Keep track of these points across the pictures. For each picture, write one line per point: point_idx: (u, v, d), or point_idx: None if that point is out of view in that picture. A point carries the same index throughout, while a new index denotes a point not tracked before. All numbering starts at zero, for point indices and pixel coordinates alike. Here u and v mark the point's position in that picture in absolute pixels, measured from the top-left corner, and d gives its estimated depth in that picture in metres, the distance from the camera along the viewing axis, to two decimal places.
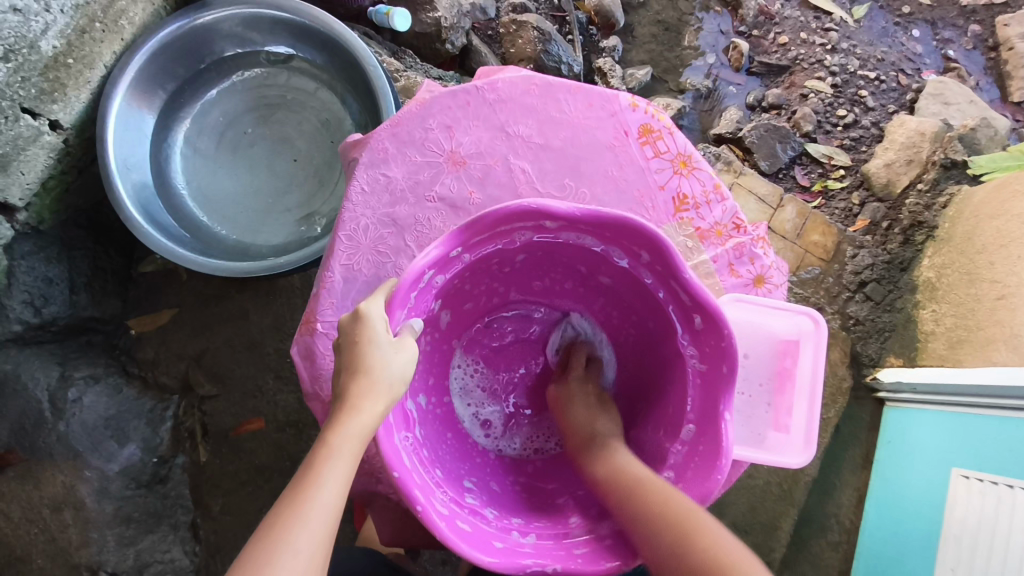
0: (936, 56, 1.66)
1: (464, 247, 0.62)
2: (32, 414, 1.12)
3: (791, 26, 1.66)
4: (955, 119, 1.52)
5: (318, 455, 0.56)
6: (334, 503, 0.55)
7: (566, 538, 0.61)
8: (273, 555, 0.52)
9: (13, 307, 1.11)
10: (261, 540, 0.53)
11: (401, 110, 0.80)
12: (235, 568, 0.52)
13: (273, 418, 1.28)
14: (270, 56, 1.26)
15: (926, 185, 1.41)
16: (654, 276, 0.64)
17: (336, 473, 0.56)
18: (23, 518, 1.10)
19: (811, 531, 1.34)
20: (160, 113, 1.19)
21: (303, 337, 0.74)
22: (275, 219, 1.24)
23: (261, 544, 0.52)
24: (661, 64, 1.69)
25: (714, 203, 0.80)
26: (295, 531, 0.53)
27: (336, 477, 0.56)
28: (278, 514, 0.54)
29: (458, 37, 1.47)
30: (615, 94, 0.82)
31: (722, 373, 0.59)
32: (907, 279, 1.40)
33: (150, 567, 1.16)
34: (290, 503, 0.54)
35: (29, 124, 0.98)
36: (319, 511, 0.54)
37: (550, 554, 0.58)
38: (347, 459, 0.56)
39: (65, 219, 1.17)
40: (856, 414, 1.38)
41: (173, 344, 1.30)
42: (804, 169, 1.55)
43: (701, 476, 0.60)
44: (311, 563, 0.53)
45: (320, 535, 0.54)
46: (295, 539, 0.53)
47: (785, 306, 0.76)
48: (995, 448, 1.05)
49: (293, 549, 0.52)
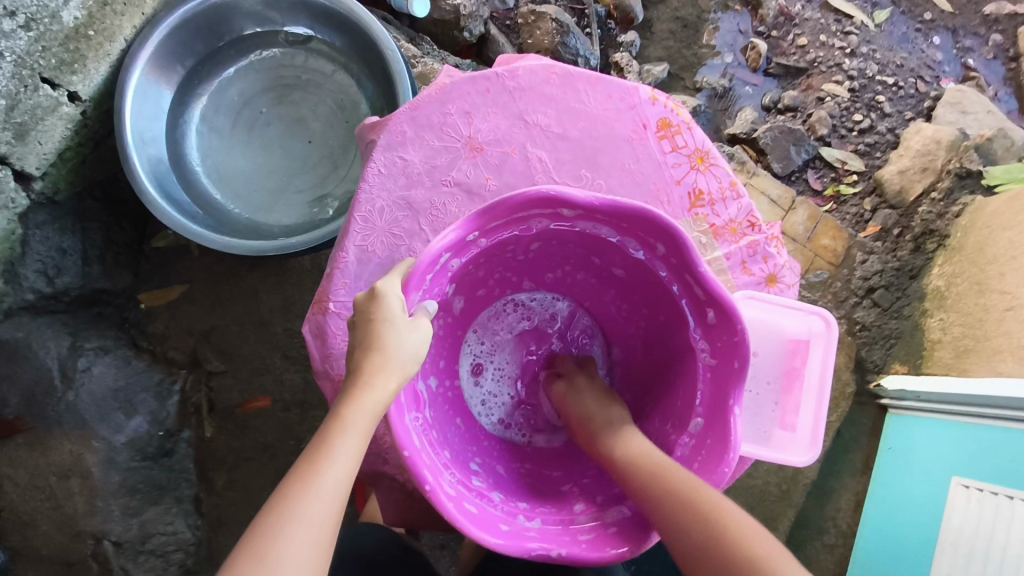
0: (955, 64, 1.65)
1: (481, 231, 0.62)
2: (41, 382, 1.13)
3: (811, 27, 1.65)
4: (972, 128, 1.51)
5: (331, 429, 0.57)
6: (346, 477, 0.56)
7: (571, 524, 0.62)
8: (286, 526, 0.52)
9: (27, 276, 1.12)
10: (274, 510, 0.53)
11: (421, 93, 0.80)
12: (247, 536, 0.53)
13: (279, 397, 1.29)
14: (289, 36, 1.26)
15: (939, 194, 1.42)
16: (668, 269, 0.64)
17: (348, 447, 0.56)
18: (30, 485, 1.11)
19: (808, 533, 1.34)
20: (177, 88, 1.19)
21: (315, 316, 0.75)
22: (288, 199, 1.24)
23: (273, 514, 0.53)
24: (678, 61, 1.68)
25: (729, 200, 0.80)
26: (306, 501, 0.53)
27: (348, 451, 0.56)
28: (291, 485, 0.54)
29: (476, 25, 1.47)
30: (636, 86, 0.82)
31: (733, 366, 0.59)
32: (916, 287, 1.40)
33: (153, 538, 1.18)
34: (303, 475, 0.55)
35: (48, 94, 0.99)
36: (331, 484, 0.55)
37: (554, 538, 0.58)
38: (360, 433, 0.57)
39: (80, 191, 1.17)
40: (858, 419, 1.38)
41: (182, 320, 1.30)
42: (817, 172, 1.54)
43: (709, 467, 0.60)
44: (321, 534, 0.53)
45: (333, 507, 0.54)
46: (306, 510, 0.53)
47: (798, 306, 0.75)
48: (995, 459, 1.05)
49: (304, 520, 0.53)
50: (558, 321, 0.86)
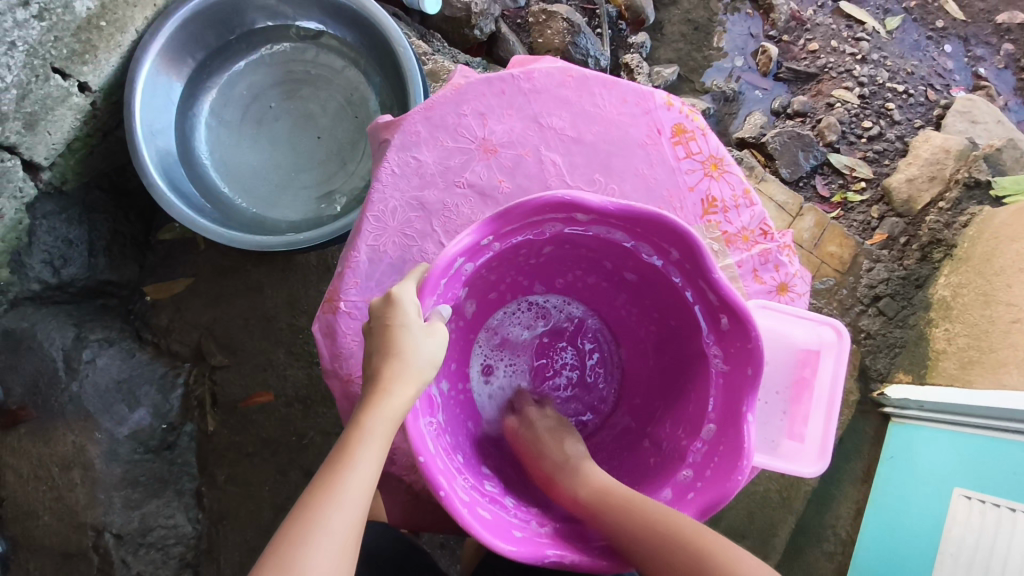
0: (966, 73, 1.64)
1: (495, 236, 0.62)
2: (45, 372, 1.13)
3: (822, 33, 1.64)
4: (981, 138, 1.51)
5: (350, 438, 0.57)
6: (366, 485, 0.57)
7: (584, 541, 0.62)
8: (308, 538, 0.53)
9: (33, 266, 1.12)
10: (296, 522, 0.54)
11: (435, 93, 0.80)
12: (271, 546, 0.54)
13: (282, 393, 1.29)
14: (300, 31, 1.26)
15: (947, 204, 1.41)
16: (682, 275, 0.64)
17: (367, 456, 0.57)
18: (32, 475, 1.12)
19: (807, 540, 1.33)
20: (187, 80, 1.19)
21: (325, 314, 0.75)
22: (294, 194, 1.24)
23: (295, 525, 0.54)
24: (688, 64, 1.67)
25: (742, 207, 0.80)
26: (327, 513, 0.54)
27: (367, 460, 0.57)
28: (311, 496, 0.55)
29: (487, 23, 1.46)
30: (651, 91, 0.82)
31: (747, 374, 0.60)
32: (921, 296, 1.39)
33: (153, 531, 1.17)
34: (323, 485, 0.55)
35: (58, 85, 0.99)
36: (351, 493, 0.55)
37: (569, 544, 0.58)
38: (379, 443, 0.57)
39: (87, 181, 1.17)
40: (861, 428, 1.37)
41: (186, 313, 1.30)
42: (825, 179, 1.54)
43: (722, 476, 0.60)
44: (343, 544, 0.54)
45: (355, 516, 0.55)
46: (328, 520, 0.54)
47: (810, 316, 0.75)
48: (1000, 471, 1.05)
49: (325, 530, 0.54)
50: (572, 322, 0.86)
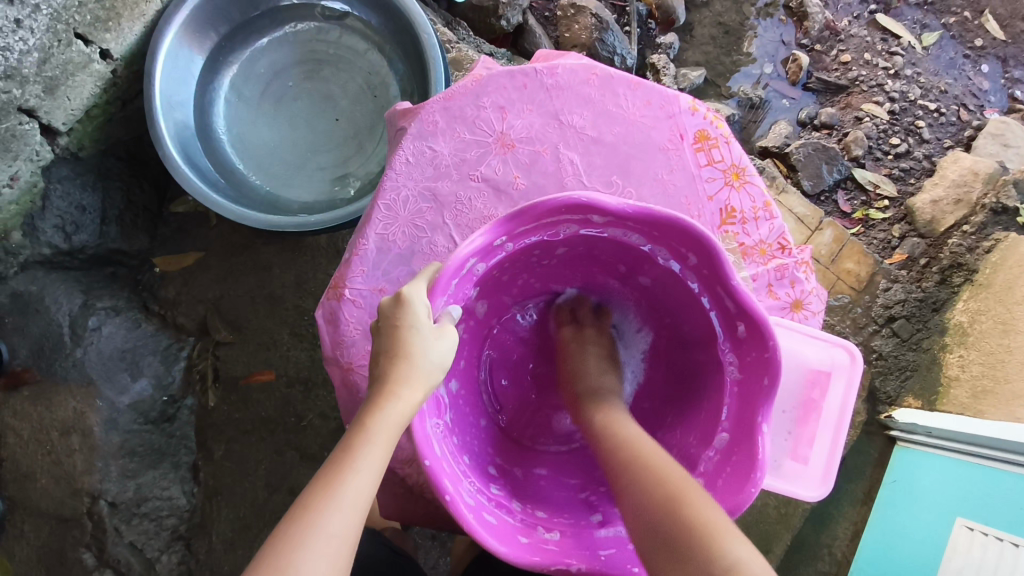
0: (1001, 95, 1.60)
1: (508, 237, 0.61)
2: (51, 337, 1.14)
3: (856, 45, 1.61)
4: (1012, 163, 1.47)
5: (355, 437, 0.57)
6: (369, 484, 0.56)
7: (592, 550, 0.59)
8: (307, 537, 0.52)
9: (45, 230, 1.11)
10: (296, 520, 0.53)
11: (455, 83, 0.79)
12: (267, 545, 0.53)
13: (284, 373, 1.28)
14: (325, 11, 1.24)
15: (971, 227, 1.37)
16: (700, 281, 0.63)
17: (371, 458, 0.56)
18: (32, 437, 1.13)
19: (801, 559, 1.30)
20: (209, 55, 1.18)
21: (329, 301, 0.74)
22: (308, 175, 1.23)
23: (295, 523, 0.53)
24: (716, 68, 1.64)
25: (762, 219, 0.78)
26: (329, 512, 0.53)
27: (371, 460, 0.56)
28: (313, 493, 0.54)
29: (514, 15, 1.44)
30: (676, 94, 0.80)
31: (763, 384, 0.58)
32: (938, 320, 1.35)
33: (148, 501, 1.19)
34: (325, 482, 0.55)
35: (80, 51, 0.99)
36: (354, 491, 0.55)
37: (575, 552, 0.58)
38: (382, 444, 0.57)
39: (104, 149, 1.16)
40: (865, 449, 1.34)
41: (194, 287, 1.30)
42: (847, 194, 1.50)
43: (733, 488, 0.58)
44: (341, 544, 0.53)
45: (356, 516, 0.54)
46: (328, 520, 0.53)
47: (824, 336, 0.74)
48: (1006, 503, 1.02)
49: (324, 530, 0.53)
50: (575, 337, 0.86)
